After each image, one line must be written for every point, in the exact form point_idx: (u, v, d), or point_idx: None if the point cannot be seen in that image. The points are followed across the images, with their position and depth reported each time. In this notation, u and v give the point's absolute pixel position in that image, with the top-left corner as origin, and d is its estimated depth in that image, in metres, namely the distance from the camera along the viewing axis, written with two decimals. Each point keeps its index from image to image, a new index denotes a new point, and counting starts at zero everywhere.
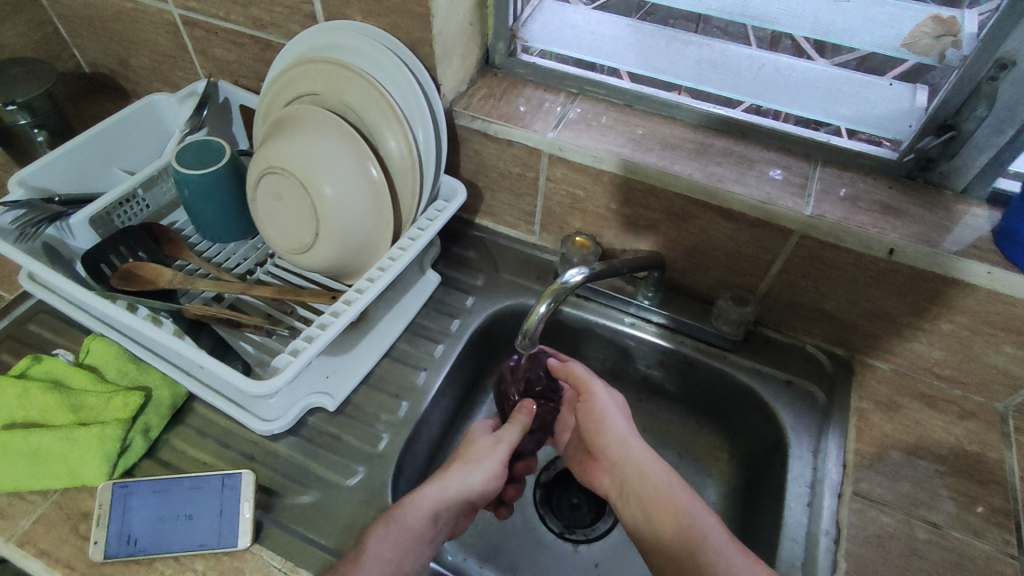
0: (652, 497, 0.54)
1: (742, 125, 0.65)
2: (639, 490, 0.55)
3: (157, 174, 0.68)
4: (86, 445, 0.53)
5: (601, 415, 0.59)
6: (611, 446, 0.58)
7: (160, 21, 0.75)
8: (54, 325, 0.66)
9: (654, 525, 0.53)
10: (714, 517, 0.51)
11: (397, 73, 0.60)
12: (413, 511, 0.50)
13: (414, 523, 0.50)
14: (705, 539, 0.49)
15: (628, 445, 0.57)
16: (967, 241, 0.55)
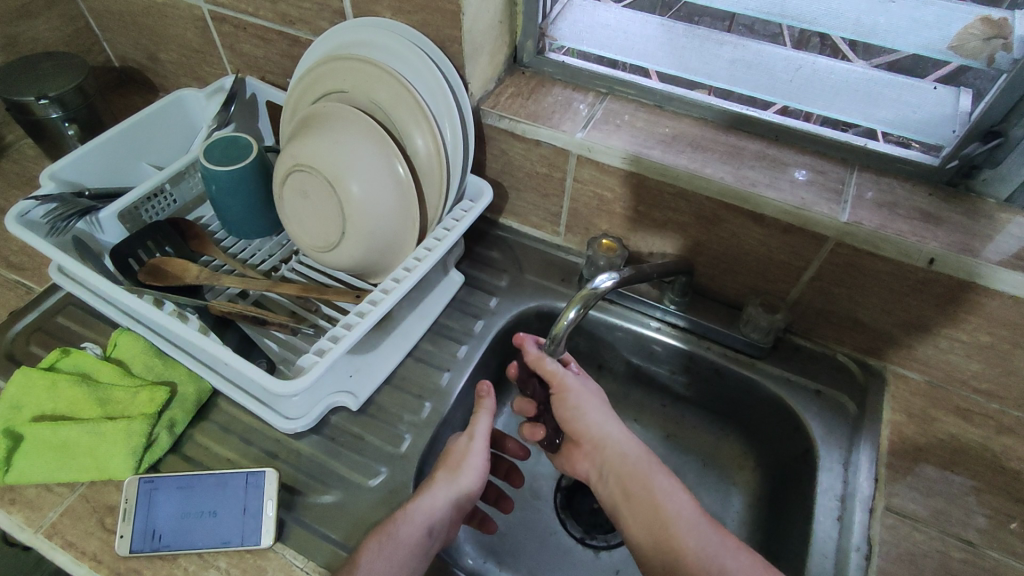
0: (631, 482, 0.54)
1: (776, 127, 0.63)
2: (617, 472, 0.55)
3: (185, 170, 0.68)
4: (114, 439, 0.53)
5: (578, 401, 0.57)
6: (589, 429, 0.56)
7: (189, 16, 0.76)
8: (82, 317, 0.66)
9: (634, 510, 0.53)
10: (688, 498, 0.52)
11: (426, 70, 0.60)
12: (405, 527, 0.49)
13: (417, 523, 0.50)
14: (683, 522, 0.50)
15: (604, 433, 0.56)
16: (1010, 251, 0.53)
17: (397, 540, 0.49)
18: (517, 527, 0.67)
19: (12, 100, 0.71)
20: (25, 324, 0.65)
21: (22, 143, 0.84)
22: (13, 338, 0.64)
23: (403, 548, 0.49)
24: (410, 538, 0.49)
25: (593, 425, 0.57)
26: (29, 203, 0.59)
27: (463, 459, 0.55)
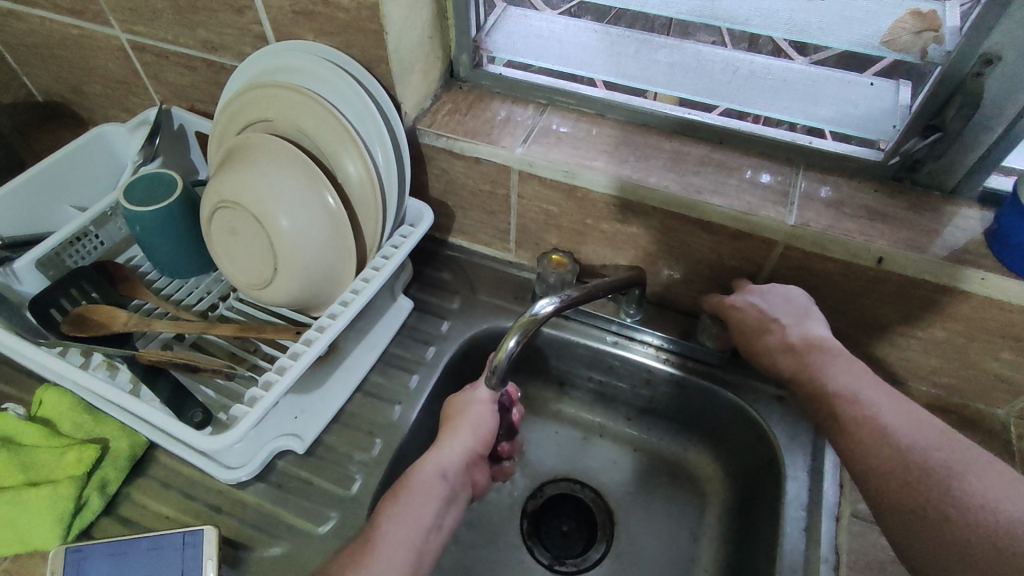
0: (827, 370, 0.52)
1: (720, 131, 0.62)
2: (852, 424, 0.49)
3: (108, 211, 0.64)
4: (36, 506, 0.50)
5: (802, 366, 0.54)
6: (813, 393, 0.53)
7: (109, 47, 0.72)
8: (8, 374, 0.62)
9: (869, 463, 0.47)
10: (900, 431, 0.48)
11: (352, 93, 0.57)
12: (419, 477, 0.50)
13: (433, 476, 0.51)
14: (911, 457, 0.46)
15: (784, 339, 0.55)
16: (959, 244, 0.52)
17: (412, 498, 0.49)
18: (484, 558, 0.65)
19: None
20: None
21: None
22: None
23: (420, 497, 0.49)
24: (423, 492, 0.50)
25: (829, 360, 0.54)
26: None
27: (477, 412, 0.55)
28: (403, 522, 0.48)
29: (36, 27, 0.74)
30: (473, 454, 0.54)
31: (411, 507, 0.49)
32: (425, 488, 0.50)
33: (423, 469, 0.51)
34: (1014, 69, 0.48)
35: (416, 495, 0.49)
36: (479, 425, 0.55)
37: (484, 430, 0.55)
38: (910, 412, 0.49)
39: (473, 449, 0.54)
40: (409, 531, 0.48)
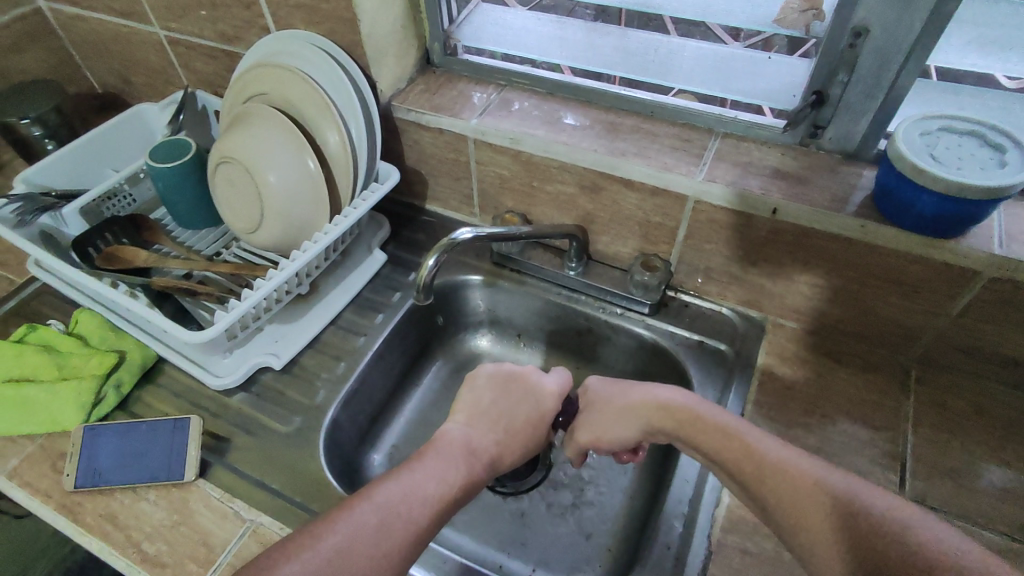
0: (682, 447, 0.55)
1: (651, 104, 0.70)
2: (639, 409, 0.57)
3: (139, 173, 0.78)
4: (66, 395, 0.63)
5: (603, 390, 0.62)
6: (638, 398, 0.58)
7: (150, 42, 0.87)
8: (55, 303, 0.76)
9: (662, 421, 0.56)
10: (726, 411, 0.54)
11: (330, 70, 0.68)
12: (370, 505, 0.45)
13: (402, 509, 0.46)
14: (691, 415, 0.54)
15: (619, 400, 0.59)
16: (856, 201, 0.59)
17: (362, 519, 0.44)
18: None
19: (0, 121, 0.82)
20: (5, 310, 0.75)
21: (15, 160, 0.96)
22: None
23: (367, 537, 0.43)
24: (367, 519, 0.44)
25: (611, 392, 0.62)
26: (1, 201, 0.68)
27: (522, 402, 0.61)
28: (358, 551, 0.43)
29: (95, 26, 0.90)
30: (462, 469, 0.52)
31: (354, 534, 0.43)
32: (380, 520, 0.45)
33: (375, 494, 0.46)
34: (881, 42, 0.54)
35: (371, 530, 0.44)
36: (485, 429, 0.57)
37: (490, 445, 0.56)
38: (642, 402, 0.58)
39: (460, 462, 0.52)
40: (357, 562, 0.42)
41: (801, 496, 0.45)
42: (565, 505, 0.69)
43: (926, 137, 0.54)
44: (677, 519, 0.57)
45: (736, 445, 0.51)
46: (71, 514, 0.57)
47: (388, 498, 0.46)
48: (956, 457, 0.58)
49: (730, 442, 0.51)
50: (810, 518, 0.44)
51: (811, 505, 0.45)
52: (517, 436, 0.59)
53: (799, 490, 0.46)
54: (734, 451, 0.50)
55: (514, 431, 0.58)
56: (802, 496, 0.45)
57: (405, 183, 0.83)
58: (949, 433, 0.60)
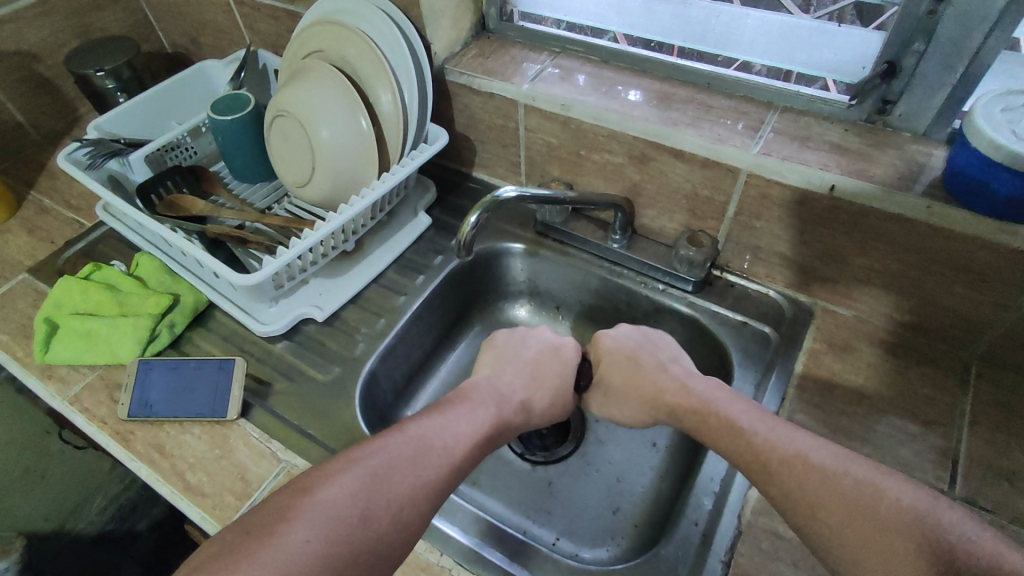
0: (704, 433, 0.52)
1: (709, 75, 0.68)
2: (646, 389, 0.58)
3: (200, 126, 0.81)
4: (125, 330, 0.66)
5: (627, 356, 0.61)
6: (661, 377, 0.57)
7: (218, 2, 0.89)
8: (119, 247, 0.80)
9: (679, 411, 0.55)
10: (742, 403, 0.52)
11: (385, 26, 0.68)
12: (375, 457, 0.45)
13: (381, 472, 0.44)
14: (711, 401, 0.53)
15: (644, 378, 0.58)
16: (924, 180, 0.55)
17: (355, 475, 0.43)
18: None
19: (78, 73, 0.87)
20: (75, 251, 0.80)
21: (91, 114, 1.01)
22: (64, 260, 0.79)
23: (403, 460, 0.45)
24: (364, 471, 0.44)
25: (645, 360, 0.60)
26: (75, 144, 0.72)
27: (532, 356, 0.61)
28: (397, 479, 0.44)
29: None
30: (491, 411, 0.54)
31: (385, 458, 0.45)
32: (412, 442, 0.47)
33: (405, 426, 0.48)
34: (965, 8, 0.50)
35: (406, 453, 0.46)
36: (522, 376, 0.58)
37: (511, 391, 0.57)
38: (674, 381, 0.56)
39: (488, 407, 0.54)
40: (336, 517, 0.41)
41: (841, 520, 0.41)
42: (593, 477, 0.69)
43: (1009, 113, 0.50)
44: (707, 498, 0.56)
45: (746, 443, 0.48)
46: (124, 441, 0.61)
47: (378, 461, 0.45)
48: (1014, 459, 0.55)
49: (742, 444, 0.48)
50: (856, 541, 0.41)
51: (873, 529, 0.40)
52: (544, 384, 0.59)
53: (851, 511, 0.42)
54: (744, 450, 0.48)
55: (542, 380, 0.59)
56: (836, 509, 0.42)
57: (454, 149, 0.84)
58: (1008, 434, 0.56)
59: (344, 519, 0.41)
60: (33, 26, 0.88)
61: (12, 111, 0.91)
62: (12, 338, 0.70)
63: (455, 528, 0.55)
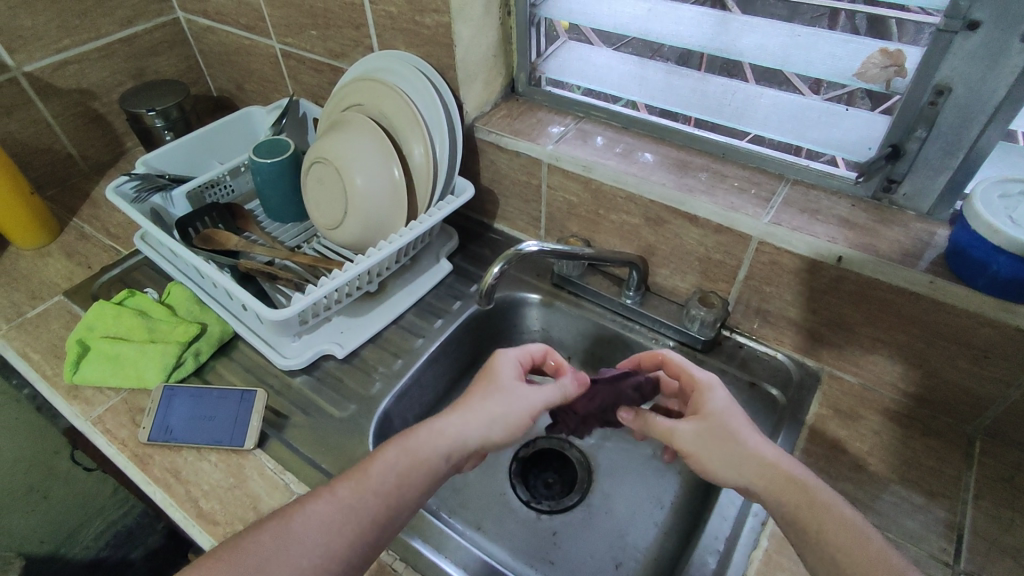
0: (714, 468, 0.51)
1: (724, 146, 0.72)
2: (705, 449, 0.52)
3: (240, 167, 0.86)
4: (153, 355, 0.69)
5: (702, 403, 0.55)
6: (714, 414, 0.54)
7: (267, 54, 0.96)
8: (153, 276, 0.84)
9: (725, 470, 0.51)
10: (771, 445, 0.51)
11: (423, 87, 0.73)
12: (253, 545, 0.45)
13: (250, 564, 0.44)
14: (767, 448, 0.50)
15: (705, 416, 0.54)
16: (929, 257, 0.58)
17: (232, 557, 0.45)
18: (475, 488, 0.73)
19: (131, 112, 0.93)
20: (110, 277, 0.84)
21: (137, 149, 1.07)
22: (99, 285, 0.82)
23: (372, 500, 0.48)
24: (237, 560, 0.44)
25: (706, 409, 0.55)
26: (123, 177, 0.77)
27: (498, 401, 0.54)
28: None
29: (222, 38, 1.00)
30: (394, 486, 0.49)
31: (305, 528, 0.47)
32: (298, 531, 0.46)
33: (371, 468, 0.49)
34: (963, 101, 0.55)
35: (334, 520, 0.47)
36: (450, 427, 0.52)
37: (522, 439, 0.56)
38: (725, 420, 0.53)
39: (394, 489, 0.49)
40: None
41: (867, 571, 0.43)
42: (597, 530, 0.69)
43: (1006, 199, 0.53)
44: (711, 557, 0.56)
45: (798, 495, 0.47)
46: (142, 464, 0.62)
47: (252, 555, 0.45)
48: (1020, 536, 0.55)
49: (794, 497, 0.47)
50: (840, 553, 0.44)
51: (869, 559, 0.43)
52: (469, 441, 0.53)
53: (790, 496, 0.47)
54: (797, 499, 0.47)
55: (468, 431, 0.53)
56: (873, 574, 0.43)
57: (479, 201, 0.88)
58: (1012, 511, 0.57)
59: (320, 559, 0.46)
60: (94, 67, 0.95)
61: (65, 142, 0.96)
62: (43, 356, 0.73)
63: (452, 565, 0.56)
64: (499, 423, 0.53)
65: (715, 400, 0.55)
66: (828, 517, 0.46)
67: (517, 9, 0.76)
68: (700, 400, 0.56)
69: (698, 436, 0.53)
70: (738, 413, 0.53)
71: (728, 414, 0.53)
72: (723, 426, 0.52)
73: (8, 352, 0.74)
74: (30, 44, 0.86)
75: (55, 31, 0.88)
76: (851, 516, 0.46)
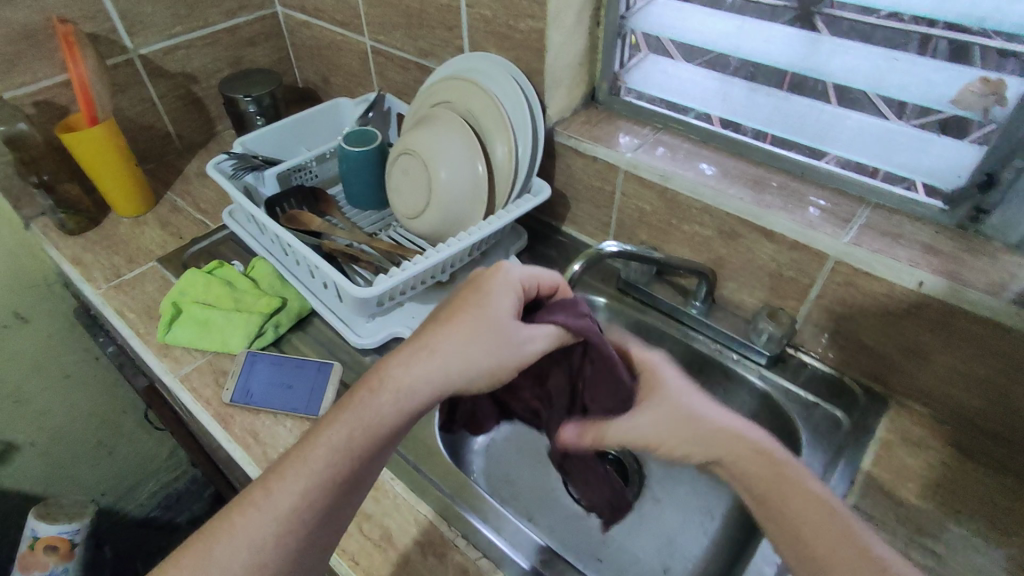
0: (682, 452, 0.52)
1: (804, 165, 0.72)
2: (663, 428, 0.54)
3: (326, 154, 0.91)
4: (238, 323, 0.73)
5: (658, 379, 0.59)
6: (671, 388, 0.57)
7: (357, 50, 1.01)
8: (238, 251, 0.89)
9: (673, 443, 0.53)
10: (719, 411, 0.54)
11: (510, 88, 0.76)
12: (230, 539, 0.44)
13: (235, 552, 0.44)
14: (712, 410, 0.54)
15: (670, 395, 0.56)
16: (1017, 290, 0.57)
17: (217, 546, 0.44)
18: (527, 481, 0.75)
19: (228, 96, 0.99)
20: (199, 248, 0.89)
21: (226, 133, 1.14)
22: (189, 255, 0.88)
23: (337, 467, 0.47)
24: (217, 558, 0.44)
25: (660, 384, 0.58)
26: (223, 155, 0.83)
27: (482, 334, 0.49)
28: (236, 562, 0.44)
29: (316, 33, 1.05)
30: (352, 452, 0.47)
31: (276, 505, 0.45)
32: (264, 512, 0.45)
33: (318, 446, 0.47)
34: None
35: (304, 491, 0.46)
36: (403, 378, 0.48)
37: (528, 361, 0.51)
38: (680, 401, 0.55)
39: (346, 451, 0.47)
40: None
41: (815, 535, 0.44)
42: (647, 534, 0.70)
43: None
44: (768, 568, 0.56)
45: (754, 454, 0.50)
46: (224, 423, 0.66)
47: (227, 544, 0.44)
48: None
49: (746, 450, 0.50)
50: (797, 508, 0.46)
51: (822, 517, 0.45)
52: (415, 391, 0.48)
53: (740, 453, 0.50)
54: (749, 455, 0.50)
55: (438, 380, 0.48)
56: (823, 524, 0.45)
57: (549, 204, 0.90)
58: None
59: (266, 540, 0.45)
60: (199, 53, 1.01)
61: (166, 122, 1.03)
62: (137, 315, 0.78)
63: (504, 541, 0.57)
64: (467, 358, 0.49)
65: (667, 378, 0.58)
66: (796, 494, 0.46)
67: (606, 20, 0.78)
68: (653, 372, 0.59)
69: (656, 422, 0.55)
70: (687, 389, 0.57)
71: (679, 393, 0.56)
72: (680, 407, 0.55)
73: (106, 309, 0.80)
74: (147, 29, 0.93)
75: (168, 18, 0.95)
76: (828, 497, 0.46)
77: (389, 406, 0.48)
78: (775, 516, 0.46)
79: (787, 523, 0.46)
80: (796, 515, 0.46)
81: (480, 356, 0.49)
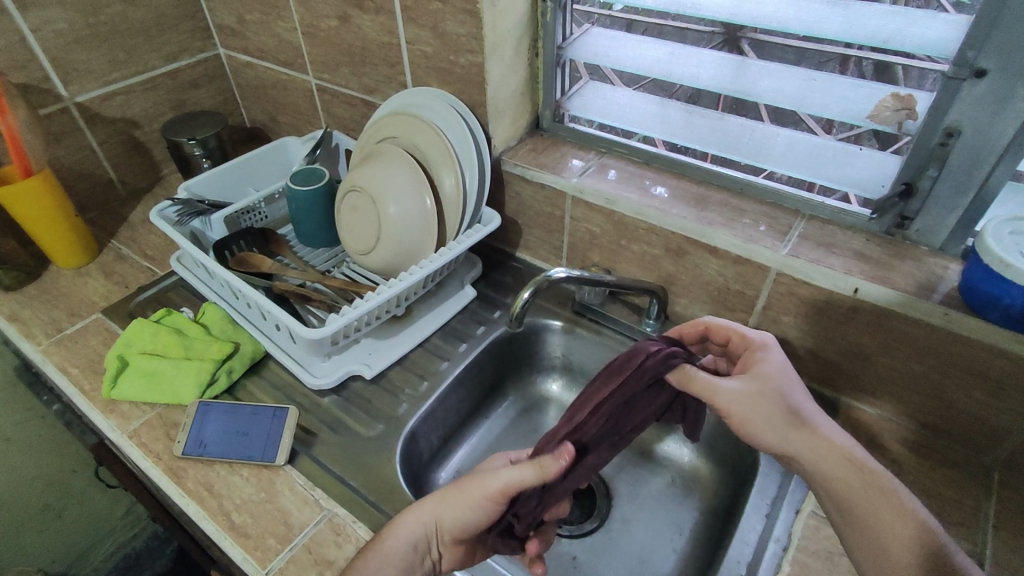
0: (760, 433, 0.53)
1: (741, 181, 0.75)
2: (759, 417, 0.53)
3: (275, 194, 0.91)
4: (188, 372, 0.71)
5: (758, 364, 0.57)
6: (771, 371, 0.55)
7: (302, 88, 1.01)
8: (187, 297, 0.87)
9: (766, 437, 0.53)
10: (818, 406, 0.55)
11: (455, 123, 0.78)
12: None
13: None
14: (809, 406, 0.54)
15: (776, 383, 0.54)
16: (942, 291, 0.60)
17: None
18: None
19: (171, 140, 0.97)
20: (146, 296, 0.87)
21: (173, 176, 1.12)
22: (136, 304, 0.85)
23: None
24: None
25: (775, 366, 0.56)
26: (167, 203, 0.81)
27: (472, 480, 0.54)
28: None
29: (261, 73, 1.05)
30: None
31: None
32: None
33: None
34: (973, 142, 0.58)
35: None
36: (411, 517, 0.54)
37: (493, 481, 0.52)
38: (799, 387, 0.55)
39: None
40: None
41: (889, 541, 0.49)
42: (617, 555, 0.70)
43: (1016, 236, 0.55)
44: None
45: (835, 453, 0.52)
46: (176, 477, 0.64)
47: None
48: None
49: (832, 453, 0.52)
50: (879, 514, 0.50)
51: (897, 527, 0.49)
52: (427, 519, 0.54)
53: (836, 460, 0.52)
54: (830, 456, 0.52)
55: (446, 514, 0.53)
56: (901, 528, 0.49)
57: (502, 231, 0.91)
58: None
59: None
60: (140, 98, 1.00)
61: (107, 168, 1.01)
62: (81, 371, 0.76)
63: None
64: (468, 493, 0.53)
65: (773, 360, 0.56)
66: (875, 491, 0.51)
67: (545, 51, 0.80)
68: (753, 356, 0.57)
69: (747, 396, 0.54)
70: (792, 377, 0.55)
71: (782, 374, 0.55)
72: (774, 391, 0.54)
73: (47, 366, 0.77)
74: (82, 76, 0.92)
75: (106, 65, 0.94)
76: (911, 505, 0.50)
77: (392, 536, 0.53)
78: (844, 511, 0.52)
79: (843, 511, 0.52)
80: (870, 515, 0.50)
81: (461, 492, 0.54)
